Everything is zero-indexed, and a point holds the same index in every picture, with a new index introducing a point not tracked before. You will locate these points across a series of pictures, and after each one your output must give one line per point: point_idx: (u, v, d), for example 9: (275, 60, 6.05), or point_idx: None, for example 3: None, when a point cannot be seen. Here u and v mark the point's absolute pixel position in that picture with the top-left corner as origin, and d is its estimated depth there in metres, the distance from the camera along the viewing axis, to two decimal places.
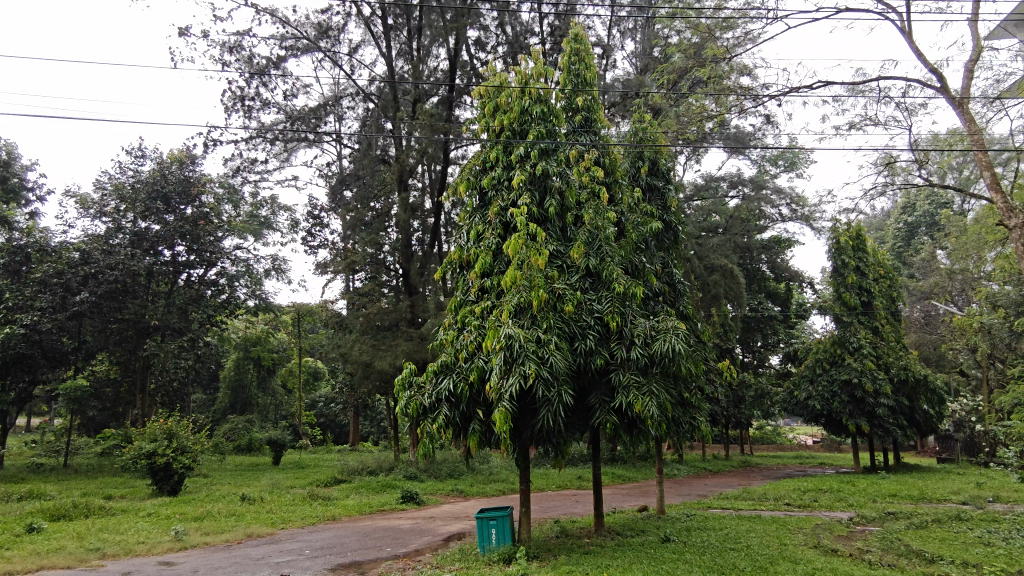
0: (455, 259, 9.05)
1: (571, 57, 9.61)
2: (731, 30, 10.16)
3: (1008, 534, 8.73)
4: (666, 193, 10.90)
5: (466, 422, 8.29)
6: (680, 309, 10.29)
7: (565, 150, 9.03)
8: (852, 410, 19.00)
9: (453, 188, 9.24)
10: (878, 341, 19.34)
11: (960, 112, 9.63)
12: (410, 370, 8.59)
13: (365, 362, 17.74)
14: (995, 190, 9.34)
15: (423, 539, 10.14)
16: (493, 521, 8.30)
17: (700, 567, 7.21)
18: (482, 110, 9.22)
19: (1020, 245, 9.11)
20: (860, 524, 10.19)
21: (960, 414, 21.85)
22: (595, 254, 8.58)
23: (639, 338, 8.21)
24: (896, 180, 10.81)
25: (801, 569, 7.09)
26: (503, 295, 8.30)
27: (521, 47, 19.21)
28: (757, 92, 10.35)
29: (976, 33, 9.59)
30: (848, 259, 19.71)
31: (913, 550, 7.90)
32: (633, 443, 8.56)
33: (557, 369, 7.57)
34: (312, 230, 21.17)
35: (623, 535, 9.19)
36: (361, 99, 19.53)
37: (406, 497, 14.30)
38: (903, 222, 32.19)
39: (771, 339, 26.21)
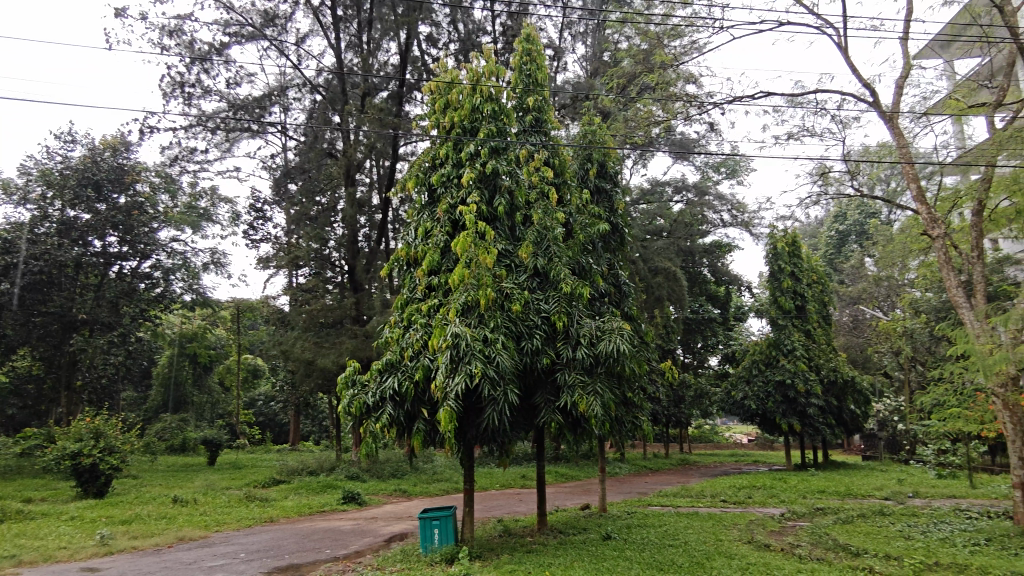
0: (402, 256, 8.93)
1: (523, 57, 9.63)
2: (679, 38, 10.49)
3: (926, 528, 9.22)
4: (613, 195, 11.05)
5: (410, 422, 8.21)
6: (624, 310, 10.48)
7: (516, 150, 9.03)
8: (784, 410, 19.73)
9: (401, 184, 9.13)
10: (810, 344, 20.19)
11: (889, 126, 10.16)
12: (353, 368, 8.42)
13: (307, 359, 17.35)
14: (920, 202, 9.92)
15: (363, 541, 9.97)
16: (436, 521, 8.22)
17: (640, 564, 7.34)
18: (433, 107, 9.12)
19: (941, 254, 9.68)
20: (790, 519, 10.59)
21: (883, 414, 22.96)
22: (543, 254, 8.66)
23: (585, 338, 8.31)
24: (829, 190, 11.29)
25: (735, 564, 7.30)
26: (450, 293, 8.27)
27: (473, 46, 19.16)
28: (702, 100, 10.69)
29: (906, 52, 10.11)
30: (783, 265, 20.50)
31: (839, 544, 8.25)
32: (576, 443, 8.67)
33: (503, 368, 7.57)
34: (253, 223, 20.58)
35: (565, 533, 9.26)
36: (307, 91, 19.10)
37: (347, 497, 14.07)
38: (834, 230, 33.57)
39: (710, 340, 26.99)
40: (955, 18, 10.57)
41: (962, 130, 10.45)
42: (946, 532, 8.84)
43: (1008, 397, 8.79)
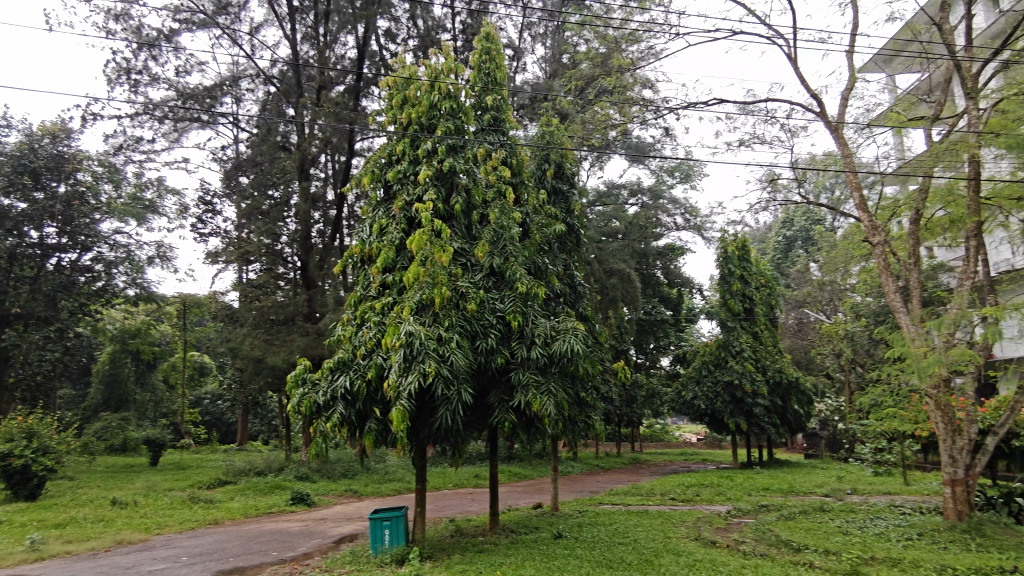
0: (356, 253, 8.78)
1: (482, 55, 9.58)
2: (636, 43, 10.75)
3: (863, 524, 9.60)
4: (569, 196, 11.12)
5: (361, 421, 8.09)
6: (579, 310, 10.56)
7: (473, 148, 8.99)
8: (732, 410, 20.21)
9: (356, 180, 9.00)
10: (757, 346, 20.80)
11: (835, 135, 10.54)
12: (304, 366, 8.25)
13: (256, 357, 16.96)
14: (862, 210, 10.32)
15: (311, 542, 9.78)
16: (386, 522, 8.13)
17: (590, 562, 7.42)
18: (390, 102, 9.01)
19: (881, 260, 10.09)
20: (735, 516, 10.86)
21: (825, 414, 23.77)
22: (499, 253, 8.65)
23: (540, 338, 8.33)
24: (777, 197, 11.63)
25: (682, 561, 7.44)
26: (405, 291, 8.19)
27: (432, 42, 18.98)
28: (658, 104, 10.88)
29: (852, 65, 10.48)
30: (733, 268, 21.03)
31: (782, 540, 8.50)
32: (529, 442, 8.70)
33: (457, 368, 7.53)
34: (202, 217, 19.97)
35: (517, 532, 9.29)
36: (261, 82, 18.64)
37: (296, 498, 13.78)
38: (782, 235, 34.56)
39: (662, 341, 27.49)
40: (898, 34, 11.03)
41: (902, 142, 10.89)
42: (881, 528, 9.22)
43: (940, 398, 9.21)
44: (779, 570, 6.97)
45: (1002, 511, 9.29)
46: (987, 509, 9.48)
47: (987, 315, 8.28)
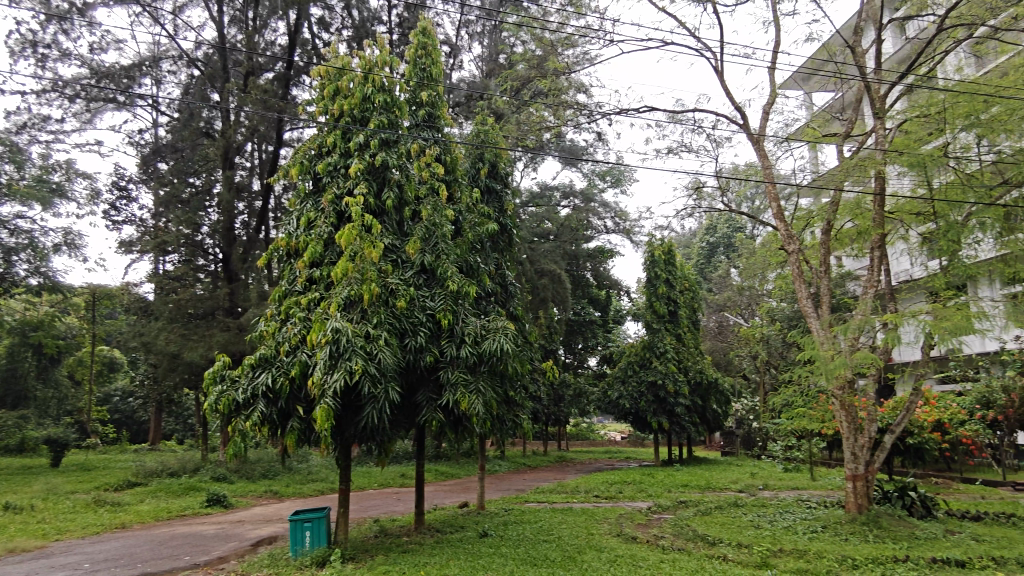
0: (281, 246, 8.50)
1: (418, 50, 9.49)
2: (572, 48, 10.90)
3: (773, 518, 10.10)
4: (502, 196, 11.14)
5: (283, 420, 7.84)
6: (509, 310, 10.61)
7: (407, 143, 8.90)
8: (655, 409, 20.79)
9: (284, 171, 8.71)
10: (680, 347, 21.52)
11: (756, 147, 11.02)
12: (223, 363, 7.91)
13: (172, 353, 16.19)
14: (779, 220, 10.86)
15: (228, 546, 9.40)
16: (308, 523, 7.92)
17: (515, 560, 7.47)
18: (321, 93, 8.78)
19: (795, 267, 10.64)
20: (656, 512, 11.20)
21: (741, 413, 24.87)
22: (431, 250, 8.58)
23: (470, 336, 8.32)
24: (701, 204, 12.06)
25: (604, 557, 7.61)
26: (332, 287, 8.00)
27: (367, 34, 18.58)
28: (592, 109, 11.10)
29: (773, 81, 11.00)
30: (659, 272, 21.67)
31: (698, 535, 8.83)
32: (457, 441, 8.67)
33: (385, 366, 7.42)
34: (115, 203, 18.84)
35: (442, 532, 9.25)
36: (184, 64, 17.77)
37: (212, 500, 13.21)
38: (705, 241, 35.88)
39: (590, 341, 28.06)
40: (815, 53, 11.66)
41: (817, 156, 11.49)
42: (789, 521, 9.71)
43: (845, 398, 9.80)
44: (695, 563, 7.23)
45: (897, 503, 9.96)
46: (884, 502, 10.15)
47: (888, 322, 8.87)
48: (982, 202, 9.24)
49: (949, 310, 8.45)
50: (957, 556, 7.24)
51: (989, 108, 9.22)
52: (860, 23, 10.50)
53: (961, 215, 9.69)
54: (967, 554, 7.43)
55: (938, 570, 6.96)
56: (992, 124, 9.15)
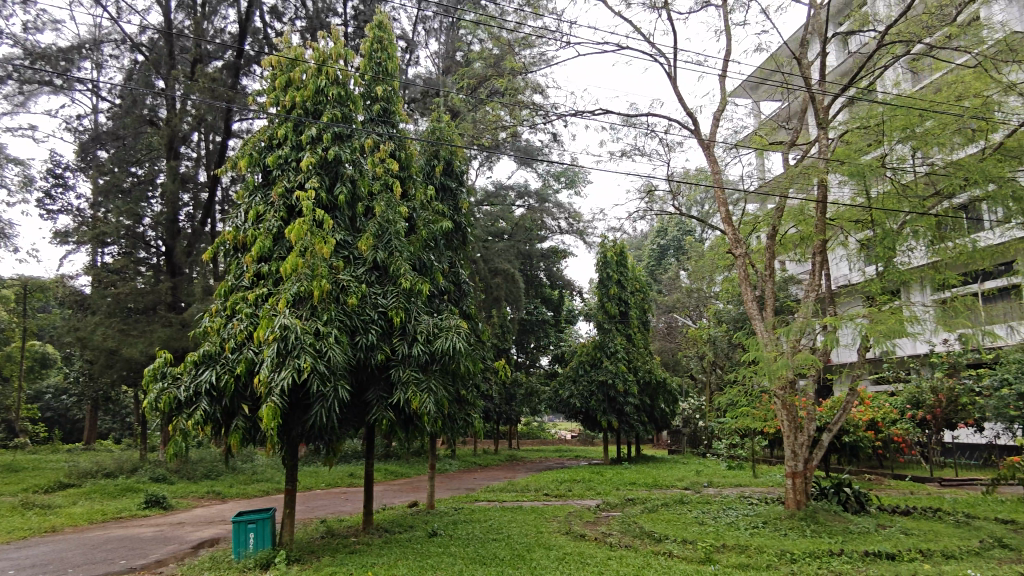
0: (228, 240, 8.24)
1: (373, 44, 9.34)
2: (529, 48, 10.95)
3: (716, 514, 10.37)
4: (457, 194, 11.08)
5: (227, 419, 7.62)
6: (463, 308, 10.58)
7: (361, 138, 8.77)
8: (605, 408, 21.06)
9: (232, 162, 8.46)
10: (631, 347, 21.86)
11: (706, 153, 11.29)
12: (164, 359, 7.64)
13: (110, 349, 15.54)
14: (727, 225, 11.15)
15: (166, 549, 9.08)
16: (252, 525, 7.72)
17: (464, 559, 7.45)
18: (272, 83, 8.57)
19: (741, 270, 10.94)
20: (604, 510, 11.36)
21: (687, 412, 25.46)
22: (383, 247, 8.48)
23: (422, 334, 8.26)
24: (653, 207, 12.28)
25: (553, 554, 7.67)
26: (281, 283, 7.83)
27: (321, 25, 18.23)
28: (547, 110, 11.17)
29: (724, 89, 11.27)
30: (611, 273, 21.99)
31: (645, 531, 9.00)
32: (408, 440, 8.59)
33: (334, 363, 7.30)
34: (51, 191, 17.97)
35: (391, 531, 9.17)
36: (127, 49, 17.08)
37: (150, 501, 12.73)
38: (656, 243, 36.53)
39: (543, 340, 28.23)
40: (764, 63, 12.02)
41: (764, 163, 11.85)
42: (732, 517, 9.99)
43: (786, 398, 10.15)
44: (641, 560, 7.36)
45: (833, 499, 10.37)
46: (820, 498, 10.54)
47: (827, 325, 9.19)
48: (916, 211, 9.70)
49: (884, 314, 8.82)
50: (887, 549, 7.59)
51: (924, 121, 9.69)
52: (806, 37, 10.87)
53: (896, 222, 10.14)
54: (897, 547, 7.78)
55: (869, 562, 7.28)
56: (926, 137, 9.63)
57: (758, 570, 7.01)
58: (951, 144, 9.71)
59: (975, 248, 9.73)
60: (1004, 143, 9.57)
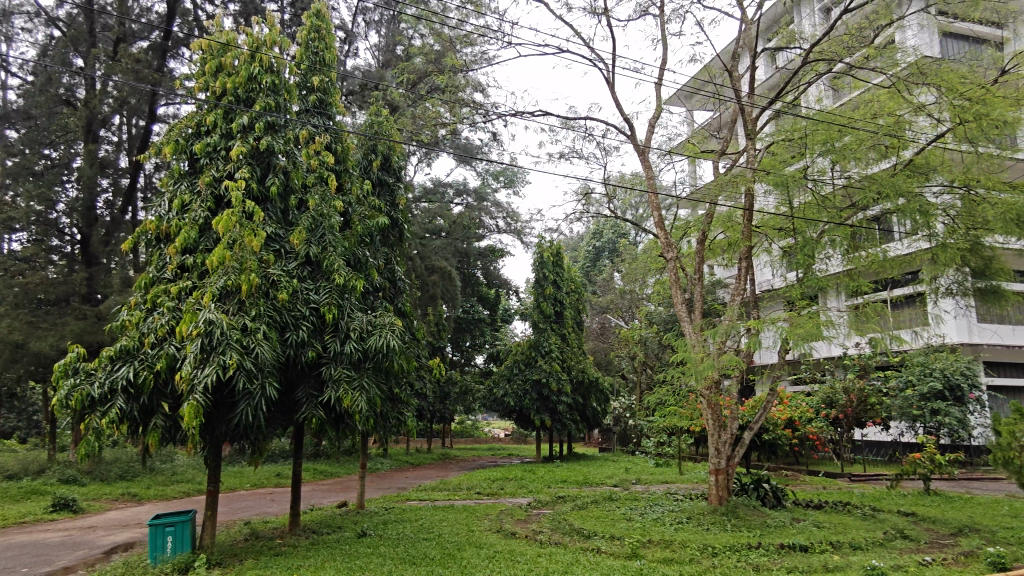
0: (150, 230, 7.85)
1: (311, 32, 9.10)
2: (470, 46, 10.94)
3: (644, 510, 10.65)
4: (394, 190, 10.94)
5: (145, 417, 7.27)
6: (398, 305, 10.45)
7: (295, 129, 8.55)
8: (538, 406, 21.26)
9: (156, 148, 8.07)
10: (564, 347, 22.16)
11: (641, 158, 11.56)
12: (76, 354, 7.20)
13: (15, 342, 14.49)
14: (660, 229, 11.47)
15: (74, 555, 8.57)
16: (170, 528, 7.39)
17: (394, 559, 7.37)
18: (201, 68, 8.23)
19: (672, 274, 11.27)
20: (535, 508, 11.49)
21: (618, 411, 26.00)
22: (317, 241, 8.27)
23: (355, 332, 8.10)
24: (589, 209, 12.47)
25: (483, 553, 7.69)
26: (206, 275, 7.54)
27: (256, 11, 17.60)
28: (487, 109, 11.17)
29: (660, 96, 11.58)
30: (547, 273, 22.23)
31: (575, 528, 9.14)
32: (338, 438, 8.42)
33: (262, 360, 7.07)
34: None
35: (319, 533, 8.96)
36: (41, 23, 15.99)
37: (57, 504, 11.99)
38: (592, 245, 37.11)
39: (478, 339, 28.24)
40: (697, 74, 12.43)
41: (695, 170, 12.23)
42: (658, 513, 10.29)
43: (711, 397, 10.52)
44: (570, 556, 7.49)
45: (752, 494, 10.81)
46: (741, 494, 10.98)
47: (750, 327, 9.61)
48: (833, 221, 10.25)
49: (803, 319, 9.25)
50: (800, 542, 7.98)
51: (842, 137, 10.20)
52: (737, 50, 11.26)
53: (815, 231, 10.67)
54: (810, 540, 8.19)
55: (784, 554, 7.65)
56: (845, 151, 10.09)
57: (682, 564, 7.25)
58: (866, 159, 10.28)
59: (884, 258, 10.65)
60: (914, 160, 10.18)
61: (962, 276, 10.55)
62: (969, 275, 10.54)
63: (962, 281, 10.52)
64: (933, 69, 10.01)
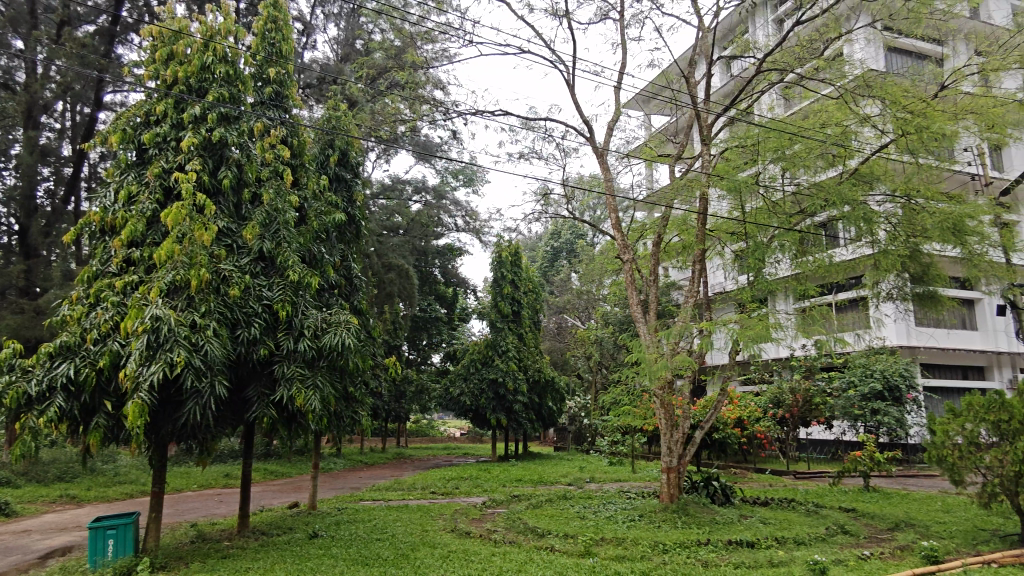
0: (94, 221, 7.56)
1: (267, 23, 8.90)
2: (431, 43, 10.87)
3: (597, 508, 10.78)
4: (352, 185, 10.78)
5: (86, 416, 6.99)
6: (354, 303, 10.32)
7: (249, 121, 8.36)
8: (494, 406, 21.27)
9: (102, 137, 7.76)
10: (522, 346, 22.24)
11: (599, 160, 11.69)
12: (12, 350, 6.89)
13: None
14: (617, 231, 11.63)
15: (6, 560, 8.19)
16: (111, 531, 7.14)
17: (346, 560, 7.28)
18: (151, 56, 7.97)
19: (628, 275, 11.44)
20: (490, 507, 11.50)
21: (574, 410, 26.21)
22: (270, 236, 8.09)
23: (309, 330, 7.96)
24: (548, 209, 12.54)
25: (437, 553, 7.66)
26: (154, 270, 7.31)
27: None
28: (448, 106, 11.13)
29: (619, 100, 11.72)
30: (505, 272, 22.26)
31: (529, 527, 9.19)
32: (290, 438, 8.27)
33: (212, 358, 6.89)
34: None
35: (269, 534, 8.79)
36: None
37: None
38: (550, 245, 37.30)
39: (435, 338, 28.09)
40: (656, 79, 12.63)
41: (652, 173, 12.43)
42: (610, 511, 10.43)
43: (664, 397, 10.71)
44: (524, 555, 7.52)
45: (702, 492, 11.06)
46: (691, 491, 11.22)
47: (703, 329, 9.85)
48: (783, 227, 10.57)
49: (753, 320, 9.49)
50: (747, 538, 8.21)
51: (793, 145, 10.53)
52: (694, 56, 11.50)
53: (766, 236, 10.97)
54: (756, 535, 8.43)
55: (731, 550, 7.86)
56: (794, 159, 10.45)
57: (633, 561, 7.36)
58: (815, 166, 10.63)
59: (830, 262, 10.91)
60: (859, 169, 10.63)
61: (902, 281, 10.95)
62: (908, 280, 10.95)
63: (902, 286, 10.93)
64: (879, 82, 10.41)
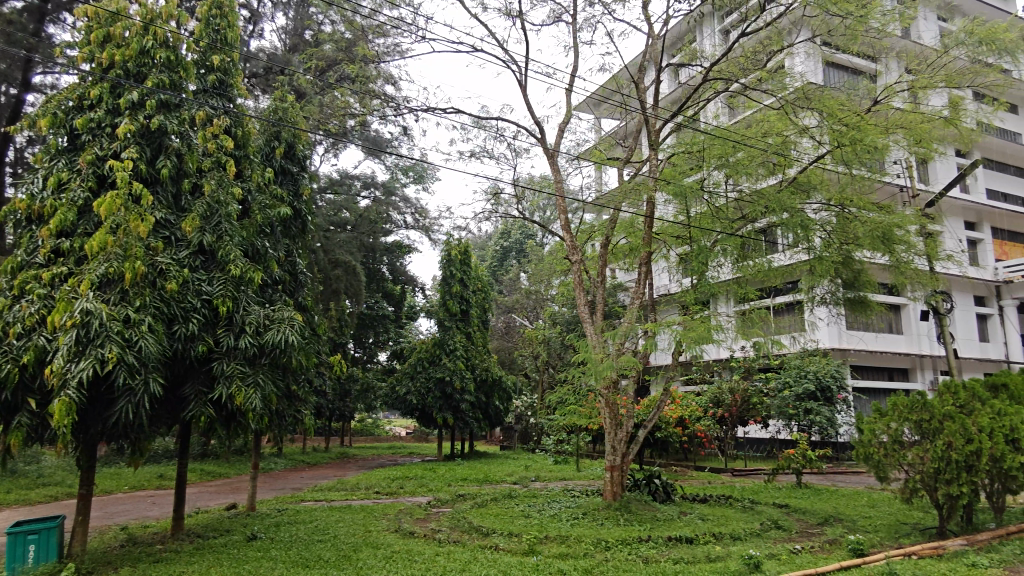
0: (20, 210, 7.16)
1: (212, 8, 8.61)
2: (382, 37, 10.72)
3: (542, 507, 10.87)
4: (298, 179, 10.53)
5: (8, 414, 6.62)
6: (298, 299, 10.08)
7: (190, 109, 8.09)
8: (440, 405, 21.15)
9: (29, 120, 7.34)
10: (470, 345, 22.22)
11: (550, 162, 11.78)
12: None
13: None
14: (566, 232, 11.75)
15: None
16: (33, 536, 6.77)
17: (285, 562, 7.12)
18: (86, 37, 7.60)
19: (577, 276, 11.56)
20: (434, 506, 11.45)
21: (520, 409, 26.33)
22: (211, 229, 7.84)
23: (250, 326, 7.74)
24: (498, 209, 12.55)
25: (380, 553, 7.57)
26: (84, 262, 6.97)
27: None
28: (398, 102, 11.02)
29: (570, 102, 11.84)
30: (454, 271, 22.16)
31: (473, 526, 9.19)
32: (228, 437, 8.02)
33: (146, 354, 6.62)
34: None
35: (204, 537, 8.51)
36: None
37: None
38: (500, 245, 37.33)
39: (381, 336, 27.74)
40: (606, 82, 12.81)
41: (601, 176, 12.59)
42: (555, 509, 10.53)
43: (609, 396, 10.87)
44: (468, 554, 7.51)
45: (644, 489, 11.30)
46: (633, 489, 11.45)
47: (648, 330, 10.07)
48: (726, 232, 10.89)
49: (695, 323, 9.74)
50: (688, 534, 8.42)
51: (736, 152, 10.86)
52: (644, 62, 11.70)
53: (709, 241, 11.28)
54: (695, 532, 8.65)
55: (671, 546, 8.05)
56: (737, 166, 10.80)
57: (576, 558, 7.45)
58: (756, 174, 11.04)
59: (769, 267, 11.30)
60: (797, 178, 11.09)
61: (835, 286, 11.47)
62: (840, 286, 11.47)
63: (835, 291, 11.44)
64: (817, 96, 10.90)
